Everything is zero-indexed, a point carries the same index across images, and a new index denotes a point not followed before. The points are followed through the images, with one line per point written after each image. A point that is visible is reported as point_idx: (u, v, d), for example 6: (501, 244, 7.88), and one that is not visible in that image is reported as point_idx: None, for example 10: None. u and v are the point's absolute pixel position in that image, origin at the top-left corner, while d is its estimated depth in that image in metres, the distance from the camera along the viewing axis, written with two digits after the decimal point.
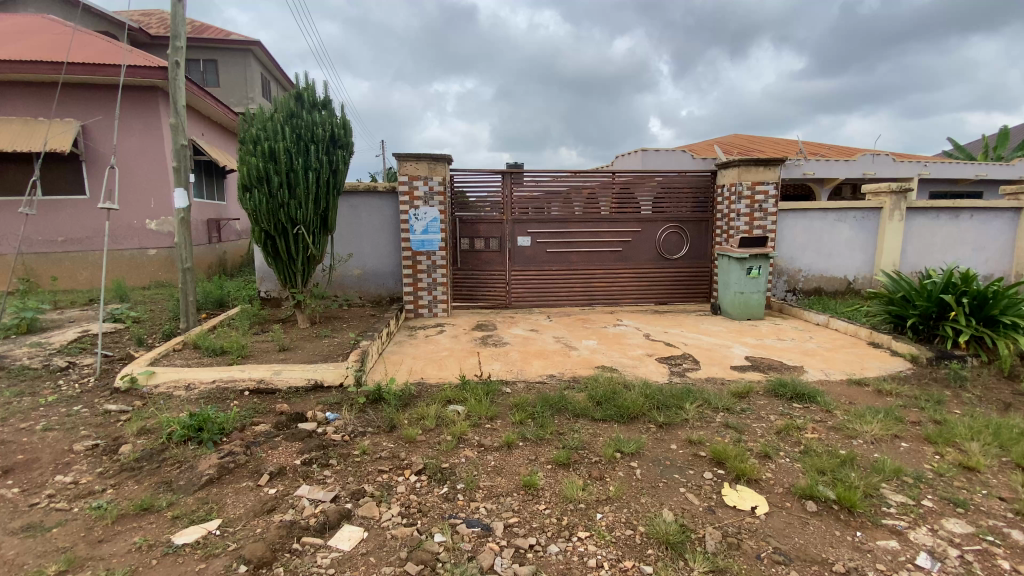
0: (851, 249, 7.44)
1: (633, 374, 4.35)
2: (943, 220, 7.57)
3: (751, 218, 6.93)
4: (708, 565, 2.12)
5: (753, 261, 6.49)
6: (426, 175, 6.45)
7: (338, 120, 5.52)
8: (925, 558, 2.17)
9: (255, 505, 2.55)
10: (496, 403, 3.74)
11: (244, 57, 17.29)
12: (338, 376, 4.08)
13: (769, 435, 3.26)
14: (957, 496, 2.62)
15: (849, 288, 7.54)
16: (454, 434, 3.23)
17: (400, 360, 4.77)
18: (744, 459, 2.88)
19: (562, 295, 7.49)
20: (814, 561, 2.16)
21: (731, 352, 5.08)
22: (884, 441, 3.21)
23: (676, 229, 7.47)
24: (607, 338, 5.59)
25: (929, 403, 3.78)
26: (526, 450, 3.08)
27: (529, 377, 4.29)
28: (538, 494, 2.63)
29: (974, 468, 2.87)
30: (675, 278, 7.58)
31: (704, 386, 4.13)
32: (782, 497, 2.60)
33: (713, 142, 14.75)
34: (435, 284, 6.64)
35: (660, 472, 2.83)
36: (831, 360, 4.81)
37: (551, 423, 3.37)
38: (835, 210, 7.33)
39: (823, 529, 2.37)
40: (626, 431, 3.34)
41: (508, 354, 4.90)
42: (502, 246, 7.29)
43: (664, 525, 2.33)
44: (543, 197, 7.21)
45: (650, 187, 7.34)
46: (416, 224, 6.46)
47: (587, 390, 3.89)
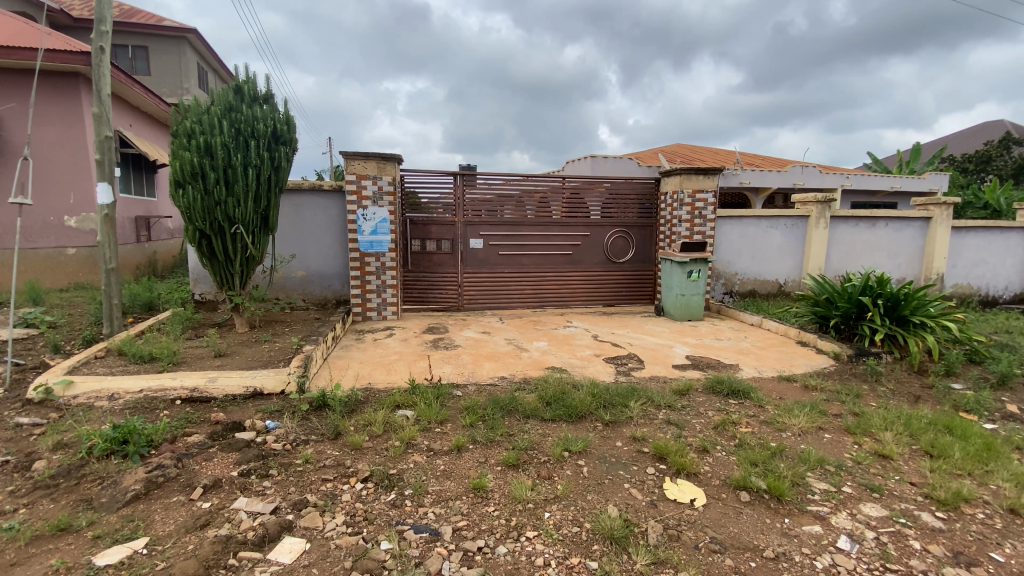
0: (782, 254, 7.94)
1: (581, 375, 4.45)
2: (863, 228, 8.22)
3: (692, 224, 7.27)
4: (650, 557, 2.20)
5: (694, 265, 6.80)
6: (375, 175, 6.31)
7: (280, 116, 5.31)
8: (845, 540, 2.35)
9: (187, 521, 2.40)
10: (446, 407, 3.72)
11: (178, 46, 16.27)
12: (279, 383, 3.93)
13: (707, 430, 3.43)
14: (874, 482, 2.85)
15: (780, 290, 8.04)
16: (403, 439, 3.18)
17: (346, 365, 4.64)
18: (684, 453, 3.02)
19: (513, 297, 7.54)
20: (746, 548, 2.29)
21: (672, 351, 5.30)
22: (809, 433, 3.45)
23: (623, 233, 7.70)
24: (557, 339, 5.69)
25: (849, 396, 4.11)
26: (476, 453, 3.08)
27: (480, 379, 4.30)
28: (487, 496, 2.64)
29: (888, 455, 3.14)
30: (622, 280, 7.82)
31: (648, 384, 4.29)
32: (718, 489, 2.74)
33: (658, 150, 15.33)
34: (384, 286, 6.50)
35: (606, 469, 2.91)
36: (763, 358, 5.13)
37: (501, 424, 3.39)
38: (767, 217, 7.80)
39: (755, 517, 2.51)
40: (574, 429, 3.41)
41: (459, 357, 4.88)
42: (454, 248, 7.25)
43: (610, 520, 2.40)
44: (496, 199, 7.24)
45: (599, 193, 7.54)
46: (364, 224, 6.32)
47: (538, 391, 3.94)
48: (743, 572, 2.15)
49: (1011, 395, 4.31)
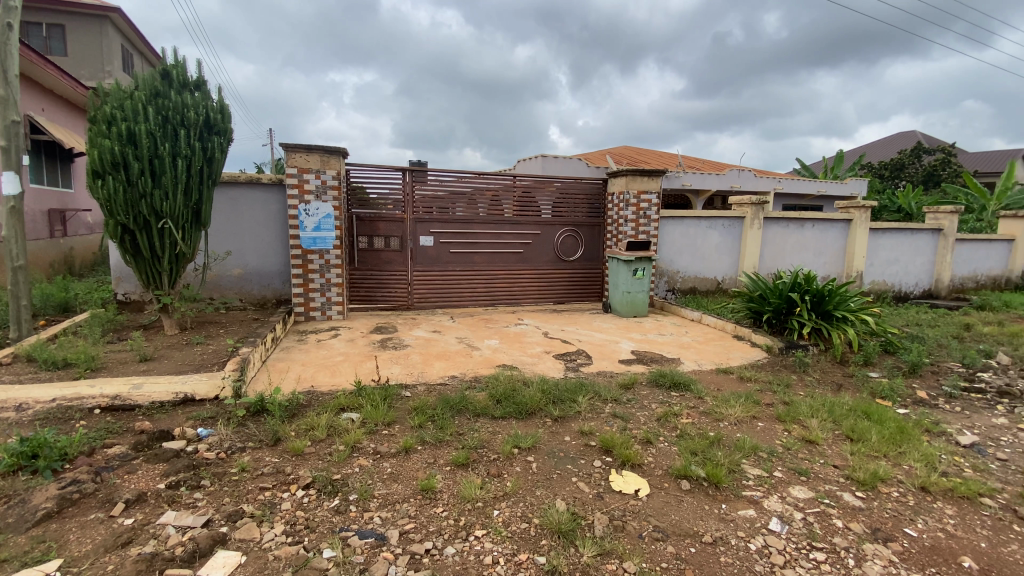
0: (720, 253, 8.35)
1: (531, 372, 4.49)
2: (793, 229, 8.78)
3: (637, 224, 7.50)
4: (597, 549, 2.24)
5: (639, 263, 7.02)
6: (318, 169, 6.08)
7: (214, 104, 5.00)
8: (776, 522, 2.49)
9: (107, 539, 2.21)
10: (394, 408, 3.63)
11: (100, 25, 14.94)
12: (212, 389, 3.70)
13: (651, 422, 3.55)
14: (802, 466, 3.05)
15: (718, 287, 8.45)
16: (347, 442, 3.08)
17: (287, 367, 4.44)
18: (629, 445, 3.10)
19: (464, 296, 7.48)
20: (687, 535, 2.38)
21: (619, 347, 5.44)
22: (744, 422, 3.64)
23: (572, 232, 7.83)
24: (508, 337, 5.70)
25: (780, 386, 4.38)
26: (424, 454, 3.03)
27: (430, 379, 4.23)
28: (435, 497, 2.60)
29: (814, 441, 3.36)
30: (572, 279, 7.94)
31: (596, 379, 4.38)
32: (660, 479, 2.84)
33: (606, 151, 15.72)
34: (328, 285, 6.28)
35: (555, 464, 2.94)
36: (703, 351, 5.37)
37: (451, 424, 3.36)
38: (707, 217, 8.17)
39: (695, 504, 2.62)
40: (524, 426, 3.42)
41: (408, 357, 4.78)
42: (404, 246, 7.11)
43: (558, 514, 2.43)
44: (448, 197, 7.16)
45: (550, 192, 7.62)
46: (306, 220, 6.08)
47: (488, 390, 3.92)
48: (684, 558, 2.23)
49: (920, 382, 4.74)
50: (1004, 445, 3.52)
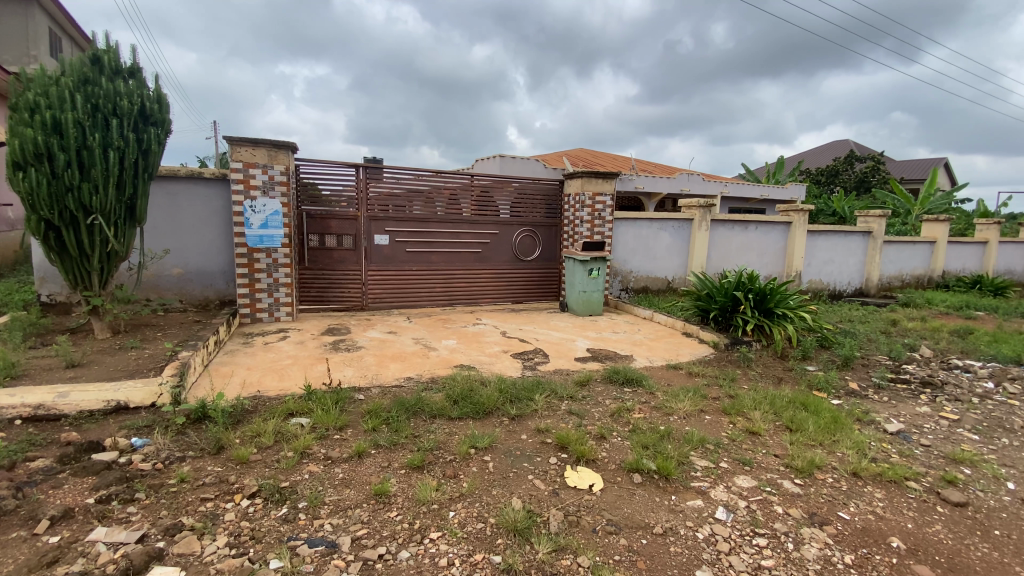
0: (671, 253, 8.64)
1: (489, 371, 4.48)
2: (738, 230, 9.20)
3: (592, 225, 7.64)
4: (551, 545, 2.27)
5: (594, 263, 7.16)
6: (266, 164, 5.84)
7: (150, 93, 4.70)
8: (722, 511, 2.60)
9: (30, 559, 2.04)
10: (346, 412, 3.54)
11: (26, 6, 13.78)
12: (149, 396, 3.47)
13: (605, 417, 3.62)
14: (746, 456, 3.20)
15: (669, 287, 8.74)
16: (296, 448, 2.97)
17: (231, 372, 4.24)
18: (584, 441, 3.16)
19: (421, 296, 7.38)
20: (639, 527, 2.45)
21: (575, 345, 5.53)
22: (692, 415, 3.78)
23: (530, 232, 7.88)
24: (466, 337, 5.67)
25: (725, 380, 4.59)
26: (378, 457, 2.96)
27: (385, 381, 4.14)
28: (389, 502, 2.55)
29: (757, 432, 3.53)
30: (529, 278, 8.00)
31: (553, 377, 4.43)
32: (614, 473, 2.90)
33: (564, 153, 15.94)
34: (276, 285, 6.03)
35: (511, 462, 2.96)
36: (654, 348, 5.54)
37: (406, 426, 3.30)
38: (658, 219, 8.43)
39: (647, 497, 2.70)
40: (481, 426, 3.42)
41: (362, 359, 4.67)
42: (357, 244, 6.94)
43: (513, 513, 2.44)
44: (404, 195, 7.06)
45: (508, 192, 7.64)
46: (252, 217, 5.82)
47: (445, 390, 3.89)
48: (636, 550, 2.29)
49: (852, 374, 5.08)
50: (926, 431, 3.82)
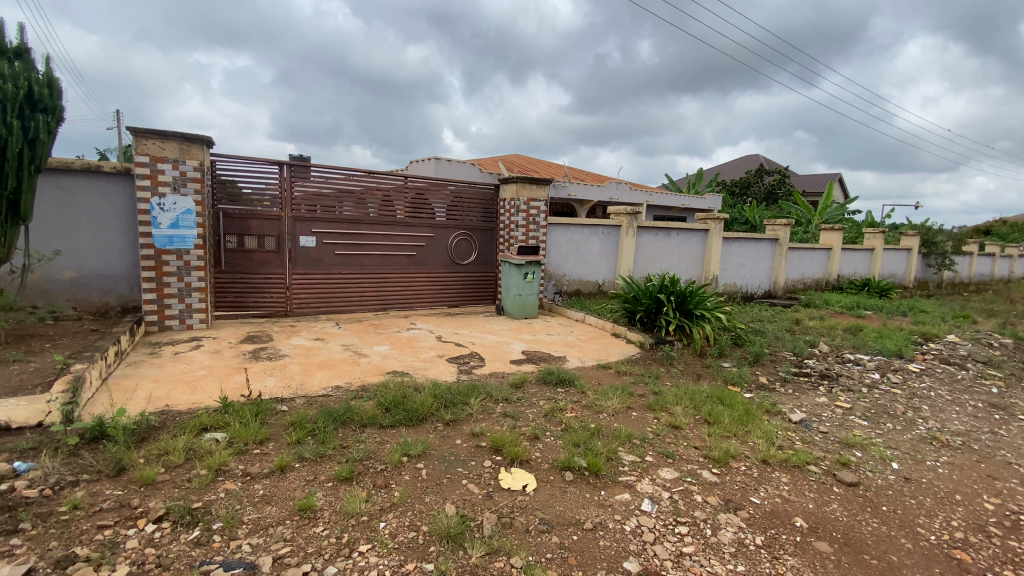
0: (600, 258, 8.96)
1: (423, 377, 4.41)
2: (662, 237, 9.72)
3: (527, 229, 7.76)
4: (484, 548, 2.27)
5: (529, 267, 7.27)
6: (176, 158, 5.40)
7: (39, 76, 4.17)
8: (647, 503, 2.74)
9: None
10: (267, 424, 3.34)
11: None
12: (34, 415, 3.08)
13: (538, 418, 3.69)
14: (669, 449, 3.38)
15: (599, 290, 9.05)
16: (210, 466, 2.76)
17: (135, 385, 3.87)
18: (518, 442, 3.19)
19: (351, 301, 7.14)
20: (570, 523, 2.51)
21: (510, 348, 5.58)
22: (620, 412, 3.94)
23: (465, 236, 7.86)
24: (399, 343, 5.55)
25: (651, 377, 4.84)
26: (302, 471, 2.82)
27: (311, 391, 3.95)
28: (315, 517, 2.44)
29: (679, 426, 3.75)
30: (465, 282, 7.96)
31: (488, 380, 4.44)
32: (546, 473, 2.96)
33: (499, 158, 16.07)
34: (187, 290, 5.58)
35: (445, 468, 2.93)
36: (586, 349, 5.73)
37: (334, 437, 3.17)
38: (589, 224, 8.72)
39: (577, 494, 2.78)
40: (414, 433, 3.36)
41: (286, 368, 4.44)
42: (280, 246, 6.59)
43: (446, 519, 2.41)
44: (333, 195, 6.80)
45: (444, 195, 7.56)
46: (161, 216, 5.37)
47: (376, 398, 3.78)
48: (567, 547, 2.35)
49: (761, 369, 5.53)
50: (824, 419, 4.24)
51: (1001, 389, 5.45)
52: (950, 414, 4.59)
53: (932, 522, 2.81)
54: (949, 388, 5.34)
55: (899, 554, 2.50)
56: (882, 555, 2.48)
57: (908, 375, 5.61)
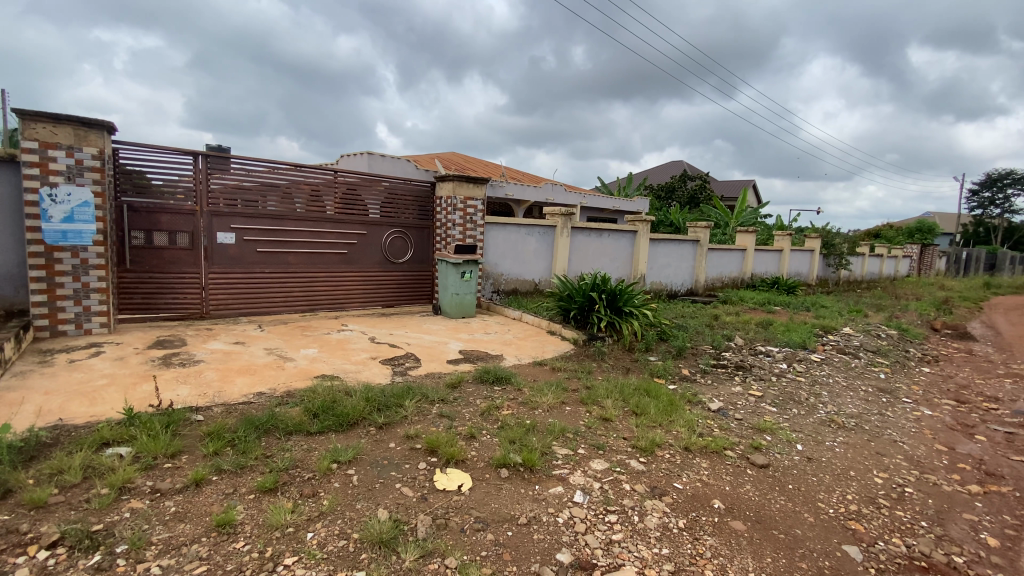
0: (536, 257, 9.10)
1: (354, 380, 4.27)
2: (594, 237, 10.04)
3: (464, 228, 7.72)
4: (418, 551, 2.24)
5: (467, 266, 7.24)
6: (70, 144, 4.86)
7: None
8: (579, 494, 2.82)
9: None
10: (180, 436, 3.09)
11: None
12: None
13: (475, 417, 3.69)
14: (600, 441, 3.51)
15: (535, 288, 9.19)
16: (112, 484, 2.51)
17: (21, 398, 3.43)
18: (453, 442, 3.18)
19: (275, 302, 6.75)
20: (505, 520, 2.54)
21: (446, 348, 5.53)
22: (555, 407, 4.04)
23: (400, 234, 7.66)
24: (329, 345, 5.33)
25: (583, 373, 5.00)
26: (221, 485, 2.64)
27: (230, 399, 3.70)
28: (235, 532, 2.29)
29: (610, 418, 3.90)
30: (400, 281, 7.77)
31: (423, 381, 4.38)
32: (482, 471, 2.97)
33: (435, 156, 15.86)
34: (85, 290, 5.04)
35: (377, 473, 2.85)
36: (522, 347, 5.81)
37: (256, 446, 2.99)
38: (525, 224, 8.83)
39: (513, 490, 2.81)
40: (344, 439, 3.24)
41: (202, 375, 4.12)
42: (195, 243, 6.13)
43: (378, 525, 2.36)
44: (256, 189, 6.43)
45: (377, 191, 7.35)
46: (52, 209, 4.81)
47: (303, 404, 3.61)
48: (502, 543, 2.37)
49: (684, 362, 5.88)
50: (739, 407, 4.58)
51: (887, 375, 6.16)
52: (845, 398, 5.13)
53: (831, 497, 3.13)
54: (845, 375, 5.96)
55: (803, 527, 2.76)
56: (788, 529, 2.73)
57: (811, 364, 6.20)
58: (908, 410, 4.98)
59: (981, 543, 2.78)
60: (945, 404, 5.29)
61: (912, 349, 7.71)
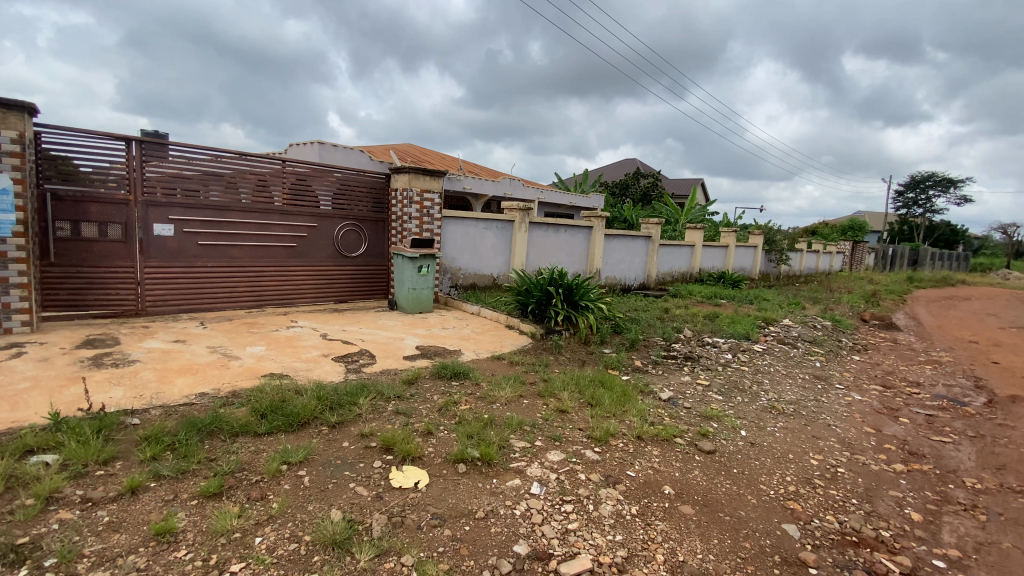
0: (495, 252, 9.10)
1: (305, 378, 4.13)
2: (551, 232, 10.14)
3: (420, 221, 7.60)
4: (373, 551, 2.20)
5: (423, 260, 7.14)
6: None
7: None
8: (536, 486, 2.86)
9: None
10: (114, 442, 2.89)
11: None
12: None
13: (432, 413, 3.66)
14: (557, 433, 3.56)
15: (494, 283, 9.19)
16: (38, 494, 2.32)
17: None
18: (409, 440, 3.13)
19: (219, 297, 6.42)
20: (462, 515, 2.54)
21: (403, 344, 5.44)
22: (512, 401, 4.06)
23: (353, 227, 7.45)
24: (277, 342, 5.13)
25: (541, 366, 5.05)
26: (160, 491, 2.49)
27: (170, 400, 3.49)
28: (176, 540, 2.17)
29: (566, 410, 3.97)
30: (353, 276, 7.56)
31: (378, 378, 4.30)
32: (439, 467, 2.95)
33: (390, 147, 15.51)
34: (3, 286, 4.61)
35: (330, 473, 2.78)
36: (480, 341, 5.80)
37: (199, 450, 2.84)
38: (483, 219, 8.80)
39: (469, 485, 2.81)
40: (294, 439, 3.13)
41: (138, 376, 3.87)
42: (129, 235, 5.74)
43: (331, 526, 2.30)
44: (197, 178, 6.08)
45: (329, 182, 7.10)
46: None
47: (250, 404, 3.46)
48: (459, 538, 2.37)
49: (637, 353, 6.06)
50: (688, 396, 4.77)
51: (822, 363, 6.58)
52: (785, 386, 5.45)
53: (771, 479, 3.32)
54: (785, 364, 6.32)
55: (747, 509, 2.92)
56: (733, 511, 2.87)
57: (753, 354, 6.54)
58: (841, 396, 5.34)
59: (905, 518, 3.03)
60: (873, 389, 5.72)
61: (844, 338, 8.27)
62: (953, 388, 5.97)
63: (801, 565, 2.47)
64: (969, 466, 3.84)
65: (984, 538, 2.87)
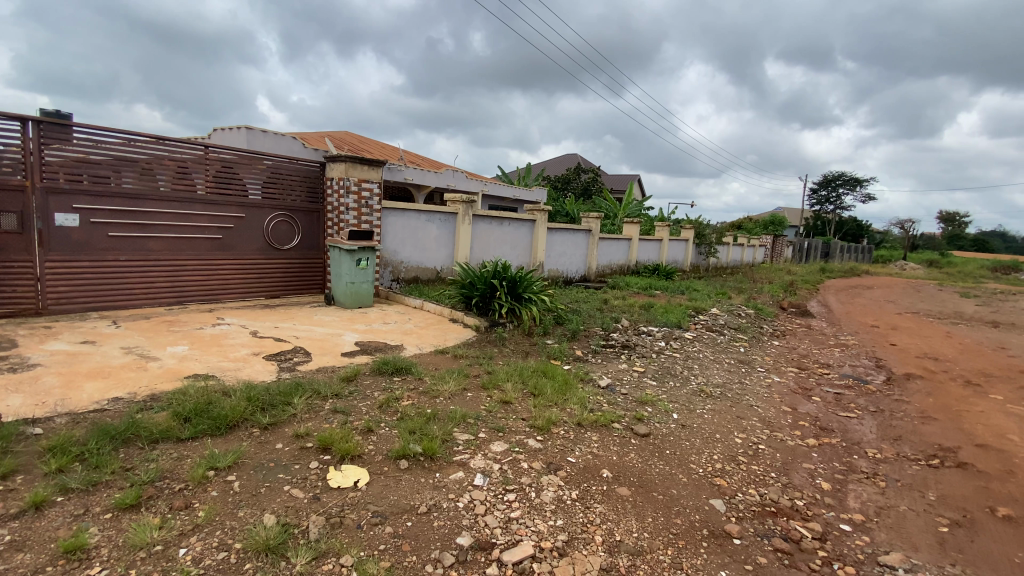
0: (438, 244, 8.99)
1: (233, 379, 3.91)
2: (495, 226, 10.17)
3: (359, 212, 7.27)
4: (311, 554, 2.14)
5: (362, 253, 6.91)
6: None
7: None
8: (480, 477, 2.88)
9: None
10: (10, 454, 2.59)
11: None
12: None
13: (372, 410, 3.58)
14: (500, 424, 3.60)
15: (437, 276, 9.08)
16: None
17: None
18: (349, 438, 3.05)
19: (133, 293, 5.91)
20: (404, 511, 2.52)
21: (341, 340, 5.27)
22: (456, 394, 4.05)
23: (285, 218, 7.07)
24: (202, 341, 4.81)
25: (484, 358, 5.08)
26: (69, 505, 2.28)
27: (77, 407, 3.19)
28: (88, 557, 2.00)
29: (509, 401, 4.02)
30: (285, 269, 7.20)
31: (315, 376, 4.14)
32: (380, 464, 2.90)
33: (326, 134, 14.84)
34: None
35: (262, 477, 2.65)
36: (424, 335, 5.73)
37: (114, 459, 2.63)
38: (426, 211, 8.66)
39: (412, 480, 2.79)
40: (223, 443, 2.96)
41: (39, 381, 3.49)
42: (25, 225, 5.17)
43: (264, 531, 2.20)
44: (106, 163, 5.56)
45: (257, 170, 6.70)
46: None
47: (171, 407, 3.22)
48: (401, 535, 2.35)
49: (578, 343, 6.23)
50: (625, 383, 4.98)
51: (745, 348, 7.09)
52: (713, 370, 5.81)
53: (701, 457, 3.54)
54: (713, 350, 6.73)
55: (678, 487, 3.10)
56: (666, 490, 3.04)
57: (684, 341, 6.92)
58: (762, 378, 5.78)
59: (816, 487, 3.34)
60: (790, 371, 6.23)
61: (765, 325, 8.93)
62: (858, 368, 6.61)
63: (727, 536, 2.66)
64: (871, 438, 4.28)
65: (884, 502, 3.22)
